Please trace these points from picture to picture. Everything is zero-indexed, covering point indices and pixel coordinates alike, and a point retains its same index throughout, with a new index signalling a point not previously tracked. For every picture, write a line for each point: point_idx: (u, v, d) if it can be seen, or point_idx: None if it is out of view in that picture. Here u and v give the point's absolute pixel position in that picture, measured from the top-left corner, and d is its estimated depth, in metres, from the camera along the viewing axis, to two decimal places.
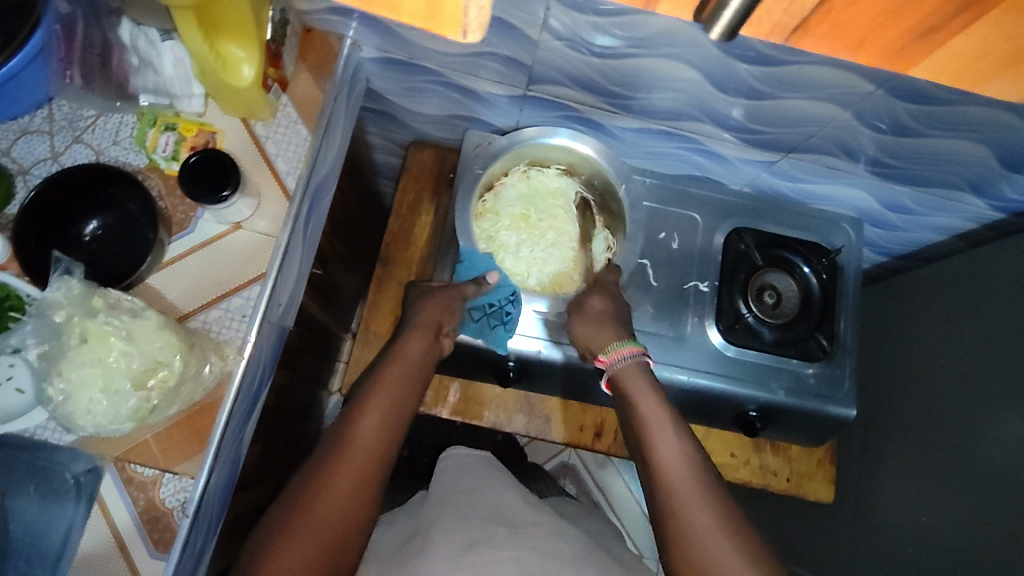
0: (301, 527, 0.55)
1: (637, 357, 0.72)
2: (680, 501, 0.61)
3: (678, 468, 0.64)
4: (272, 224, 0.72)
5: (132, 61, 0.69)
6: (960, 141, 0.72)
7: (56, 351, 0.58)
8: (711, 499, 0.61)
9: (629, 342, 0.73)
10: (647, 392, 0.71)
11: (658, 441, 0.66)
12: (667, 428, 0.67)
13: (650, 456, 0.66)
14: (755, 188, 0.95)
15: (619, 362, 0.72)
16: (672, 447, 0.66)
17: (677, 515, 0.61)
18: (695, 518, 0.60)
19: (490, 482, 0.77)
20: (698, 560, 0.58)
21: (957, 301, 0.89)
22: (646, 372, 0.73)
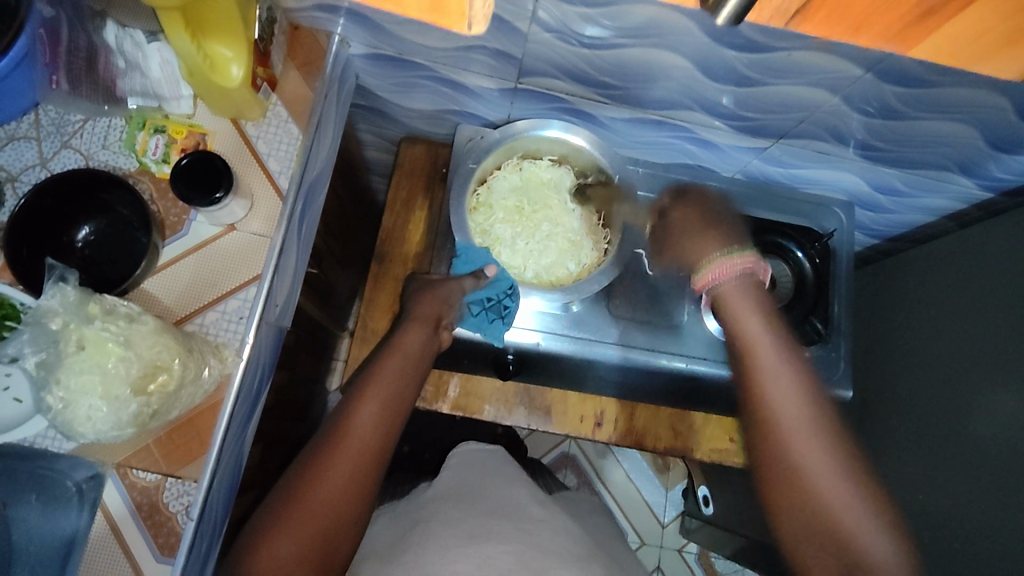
0: (294, 521, 0.55)
1: (748, 275, 0.69)
2: (789, 421, 0.61)
3: (794, 390, 0.63)
4: (266, 225, 0.72)
5: (118, 64, 0.68)
6: (949, 123, 0.73)
7: (54, 359, 0.57)
8: (818, 419, 0.62)
9: (744, 254, 0.71)
10: (751, 309, 0.68)
11: (770, 365, 0.64)
12: (779, 359, 0.65)
13: (760, 390, 0.64)
14: (747, 175, 0.96)
15: (725, 280, 0.69)
16: (786, 364, 0.64)
17: (781, 434, 0.62)
18: (803, 442, 0.61)
19: (493, 480, 0.77)
20: (826, 518, 0.59)
21: (949, 281, 0.90)
22: (755, 287, 0.70)
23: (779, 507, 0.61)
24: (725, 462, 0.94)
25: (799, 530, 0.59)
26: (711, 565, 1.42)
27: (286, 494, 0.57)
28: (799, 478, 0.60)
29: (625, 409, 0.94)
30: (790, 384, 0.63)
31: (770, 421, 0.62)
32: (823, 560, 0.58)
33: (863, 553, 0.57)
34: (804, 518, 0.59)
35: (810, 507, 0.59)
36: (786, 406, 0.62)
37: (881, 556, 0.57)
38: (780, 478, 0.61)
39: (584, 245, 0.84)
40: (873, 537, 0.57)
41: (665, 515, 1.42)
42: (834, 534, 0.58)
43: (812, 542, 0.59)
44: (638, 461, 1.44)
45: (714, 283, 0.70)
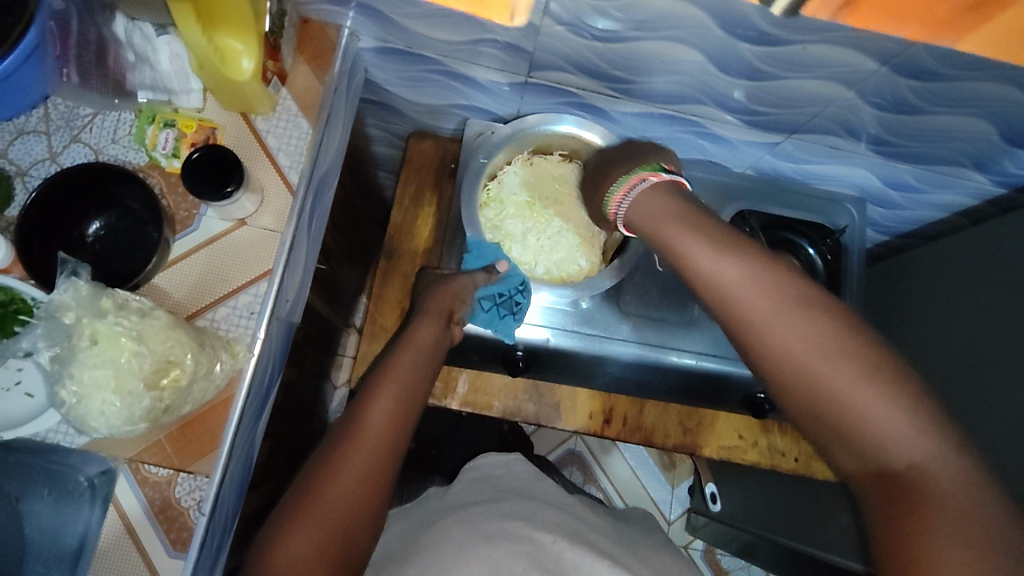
0: (311, 517, 0.55)
1: (649, 183, 0.65)
2: (756, 311, 0.54)
3: (737, 278, 0.55)
4: (276, 220, 0.71)
5: (128, 57, 0.68)
6: (964, 117, 0.72)
7: (67, 354, 0.58)
8: (789, 298, 0.54)
9: (640, 170, 0.66)
10: (671, 207, 0.61)
11: (702, 258, 0.56)
12: (704, 241, 0.57)
13: (697, 279, 0.57)
14: (758, 171, 0.95)
15: (627, 199, 0.66)
16: (725, 258, 0.56)
17: (752, 321, 0.55)
18: (758, 311, 0.54)
19: (507, 490, 0.77)
20: (796, 371, 0.53)
21: (960, 277, 0.89)
22: (665, 186, 0.64)
23: (780, 401, 0.56)
24: (734, 459, 0.94)
25: (811, 422, 0.53)
26: (718, 562, 1.42)
27: (302, 490, 0.57)
28: (790, 369, 0.53)
29: (634, 405, 0.94)
30: (732, 273, 0.55)
31: (741, 313, 0.55)
32: (849, 453, 0.52)
33: (879, 435, 0.50)
34: (809, 411, 0.53)
35: (810, 395, 0.52)
36: (744, 291, 0.55)
37: (900, 429, 0.49)
38: (769, 367, 0.55)
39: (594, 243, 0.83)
40: (888, 415, 0.49)
41: (671, 513, 1.42)
42: (841, 419, 0.51)
43: (824, 431, 0.53)
44: (644, 458, 1.44)
45: (620, 205, 0.67)
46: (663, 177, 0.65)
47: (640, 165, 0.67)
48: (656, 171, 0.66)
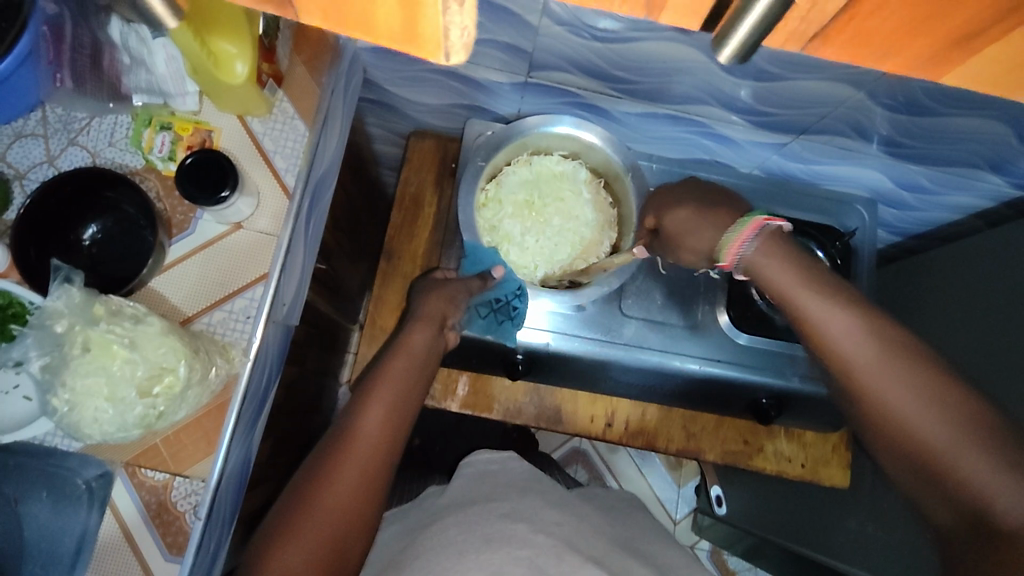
0: (304, 526, 0.55)
1: (768, 230, 0.60)
2: (862, 367, 0.53)
3: (848, 331, 0.54)
4: (274, 223, 0.71)
5: (123, 60, 0.66)
6: (979, 118, 0.69)
7: (59, 362, 0.58)
8: (900, 355, 0.52)
9: (754, 216, 0.61)
10: (785, 260, 0.59)
11: (811, 311, 0.56)
12: (820, 297, 0.56)
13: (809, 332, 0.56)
14: (766, 171, 0.93)
15: (747, 246, 0.60)
16: (839, 317, 0.54)
17: (863, 381, 0.53)
18: (866, 364, 0.53)
19: (506, 485, 0.76)
20: (902, 427, 0.51)
21: (974, 278, 0.87)
22: (783, 240, 0.60)
23: (880, 455, 0.54)
24: (739, 464, 0.92)
25: (919, 485, 0.51)
26: (724, 562, 1.41)
27: (296, 500, 0.56)
28: (895, 425, 0.51)
29: (636, 409, 0.92)
30: (841, 328, 0.54)
31: (851, 369, 0.53)
32: (945, 514, 0.49)
33: (981, 499, 0.46)
34: (908, 468, 0.51)
35: (916, 454, 0.50)
36: (848, 344, 0.53)
37: (1011, 500, 0.45)
38: (878, 426, 0.52)
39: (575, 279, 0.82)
40: (1003, 485, 0.45)
41: (677, 512, 1.41)
42: (941, 479, 0.49)
43: (926, 490, 0.50)
44: (650, 458, 1.43)
45: (738, 254, 0.61)
46: (783, 225, 0.61)
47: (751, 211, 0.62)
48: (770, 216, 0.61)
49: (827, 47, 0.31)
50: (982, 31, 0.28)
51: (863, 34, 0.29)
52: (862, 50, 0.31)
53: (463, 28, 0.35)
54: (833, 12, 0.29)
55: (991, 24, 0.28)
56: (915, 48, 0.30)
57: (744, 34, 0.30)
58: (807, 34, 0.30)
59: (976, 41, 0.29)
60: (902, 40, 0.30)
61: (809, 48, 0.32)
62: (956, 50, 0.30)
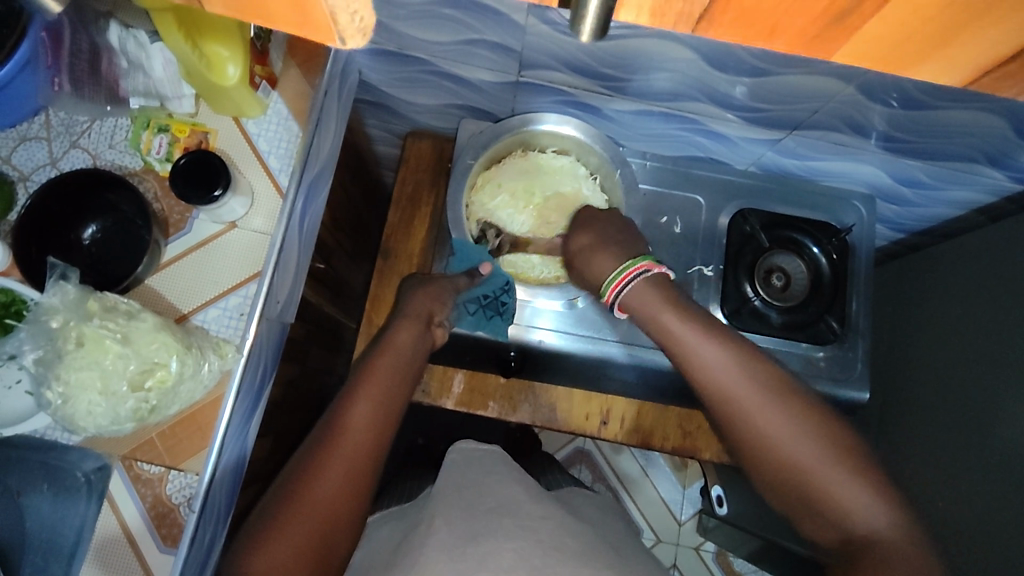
0: (290, 520, 0.55)
1: (652, 276, 0.68)
2: (738, 399, 0.60)
3: (721, 363, 0.62)
4: (268, 222, 0.72)
5: (121, 64, 0.68)
6: (975, 112, 0.68)
7: (53, 356, 0.60)
8: (765, 387, 0.60)
9: (638, 261, 0.69)
10: (669, 308, 0.66)
11: (691, 351, 0.64)
12: (700, 338, 0.64)
13: (688, 367, 0.64)
14: (761, 168, 0.92)
15: (628, 288, 0.68)
16: (714, 353, 0.62)
17: (734, 409, 0.61)
18: (741, 394, 0.60)
19: (494, 475, 0.76)
20: (764, 446, 0.59)
21: (974, 277, 0.86)
22: (665, 285, 0.68)
23: (759, 481, 0.61)
24: (738, 464, 0.90)
25: (788, 500, 0.59)
26: (729, 564, 1.39)
27: (284, 494, 0.57)
28: (764, 447, 0.59)
29: (632, 407, 0.90)
30: (717, 364, 0.62)
31: (727, 398, 0.61)
32: (817, 527, 0.58)
33: (842, 511, 0.56)
34: (780, 486, 0.59)
35: (787, 474, 0.58)
36: (733, 385, 0.61)
37: (862, 507, 0.55)
38: (743, 445, 0.61)
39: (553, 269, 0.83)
40: (857, 497, 0.55)
41: (682, 513, 1.41)
42: (814, 495, 0.57)
43: (794, 504, 0.59)
44: (654, 458, 1.42)
45: (620, 291, 0.69)
46: (663, 269, 0.69)
47: (639, 254, 0.70)
48: (653, 261, 0.69)
49: (717, 28, 0.37)
50: (847, 11, 0.34)
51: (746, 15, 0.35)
52: (748, 30, 0.37)
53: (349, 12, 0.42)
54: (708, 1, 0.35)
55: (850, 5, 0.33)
56: (794, 30, 0.36)
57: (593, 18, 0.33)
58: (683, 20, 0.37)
59: (849, 21, 0.34)
60: (780, 23, 0.35)
61: (703, 28, 0.37)
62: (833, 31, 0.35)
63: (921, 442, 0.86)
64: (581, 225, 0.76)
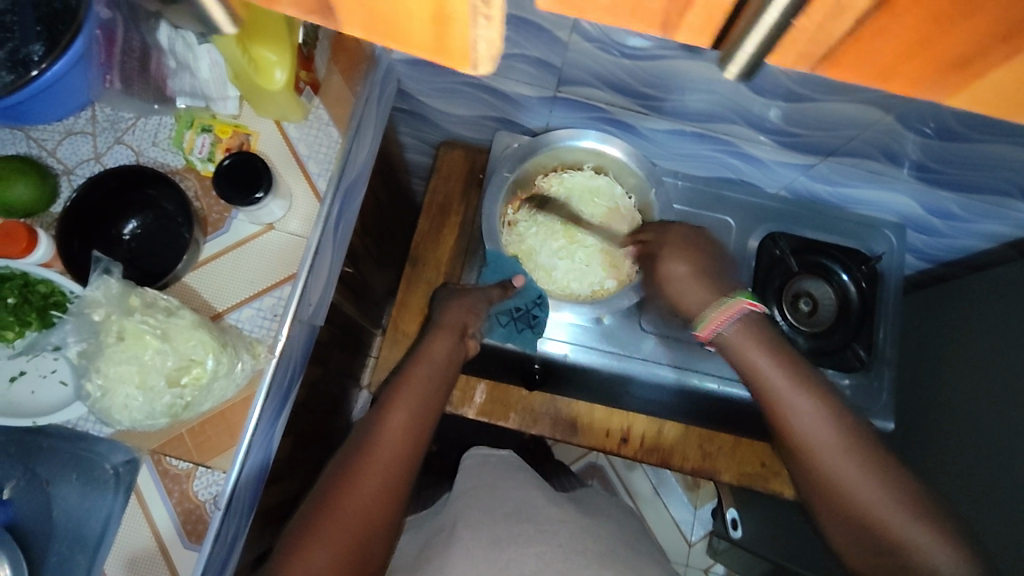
0: (326, 529, 0.55)
1: (748, 319, 0.64)
2: (828, 457, 0.58)
3: (818, 421, 0.59)
4: (305, 225, 0.73)
5: (169, 64, 0.69)
6: (1012, 146, 0.68)
7: (93, 349, 0.61)
8: (859, 443, 0.59)
9: (733, 298, 0.65)
10: (765, 352, 0.63)
11: (789, 403, 0.60)
12: (794, 390, 0.61)
13: (778, 416, 0.61)
14: (792, 193, 0.92)
15: (726, 327, 0.64)
16: (804, 407, 0.60)
17: (824, 466, 0.59)
18: (831, 449, 0.59)
19: (515, 481, 0.76)
20: (849, 503, 0.58)
21: (1003, 309, 0.85)
22: (759, 326, 0.64)
23: (837, 534, 0.60)
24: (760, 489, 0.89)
25: (868, 555, 0.58)
26: None
27: (320, 500, 0.58)
28: (851, 504, 0.58)
29: (653, 424, 0.90)
30: (809, 419, 0.59)
31: (814, 456, 0.59)
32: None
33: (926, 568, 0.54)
34: (861, 543, 0.58)
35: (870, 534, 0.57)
36: (824, 439, 0.59)
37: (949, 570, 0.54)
38: (825, 499, 0.59)
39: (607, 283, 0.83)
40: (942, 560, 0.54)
41: (693, 534, 1.40)
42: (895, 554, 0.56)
43: (873, 558, 0.57)
44: (667, 478, 1.41)
45: (712, 330, 0.65)
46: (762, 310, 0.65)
47: (736, 289, 0.67)
48: (751, 299, 0.65)
49: (836, 68, 0.25)
50: (984, 54, 0.23)
51: (873, 59, 0.24)
52: (871, 72, 0.25)
53: (491, 41, 0.30)
54: (839, 26, 0.23)
55: (1001, 45, 0.22)
56: (919, 72, 0.24)
57: (749, 53, 0.25)
58: (810, 55, 0.25)
59: (984, 64, 0.23)
60: (902, 65, 0.24)
61: (813, 70, 0.26)
62: (966, 73, 0.24)
63: (946, 472, 0.86)
64: (673, 252, 0.71)
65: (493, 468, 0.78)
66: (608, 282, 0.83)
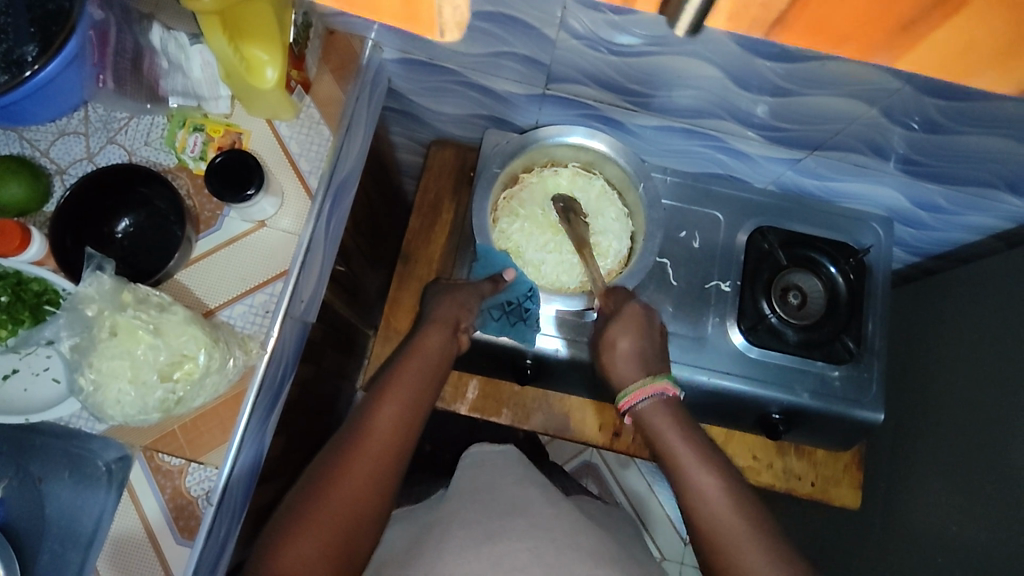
0: (314, 518, 0.56)
1: (666, 398, 0.69)
2: (723, 533, 0.60)
3: (719, 498, 0.62)
4: (297, 222, 0.74)
5: (161, 64, 0.71)
6: (994, 138, 0.69)
7: (87, 344, 0.62)
8: (756, 524, 0.61)
9: (658, 379, 0.70)
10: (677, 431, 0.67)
11: (694, 478, 0.64)
12: (702, 470, 0.64)
13: (688, 494, 0.64)
14: (781, 186, 0.94)
15: (642, 403, 0.69)
16: (714, 485, 0.63)
17: (721, 546, 0.60)
18: (725, 525, 0.61)
19: (510, 476, 0.76)
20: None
21: (988, 299, 0.87)
22: (674, 406, 0.70)
23: None
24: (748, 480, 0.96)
25: None
26: None
27: (310, 489, 0.58)
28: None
29: None
30: (716, 497, 0.62)
31: (714, 533, 0.61)
32: None
33: None
34: None
35: None
36: (726, 518, 0.61)
37: None
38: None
39: (608, 249, 0.84)
40: None
41: (688, 532, 1.40)
42: None
43: None
44: (663, 476, 1.42)
45: (633, 406, 0.70)
46: (676, 393, 0.70)
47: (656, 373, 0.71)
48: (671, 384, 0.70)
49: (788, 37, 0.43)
50: (914, 21, 0.40)
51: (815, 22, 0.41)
52: (818, 39, 0.43)
53: None
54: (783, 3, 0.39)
55: (926, 11, 0.39)
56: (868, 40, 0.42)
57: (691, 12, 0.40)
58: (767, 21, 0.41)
59: (912, 29, 0.40)
60: (848, 37, 0.42)
61: (770, 35, 0.43)
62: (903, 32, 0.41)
63: (944, 463, 0.87)
64: (622, 328, 0.72)
65: (490, 463, 0.78)
66: (594, 275, 0.83)
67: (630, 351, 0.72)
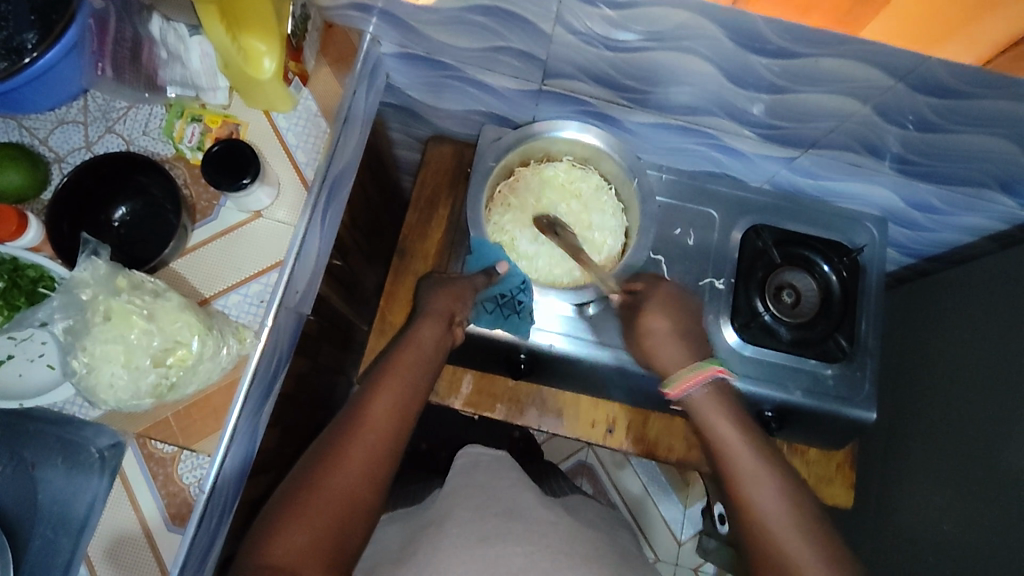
0: (307, 507, 0.56)
1: (718, 382, 0.73)
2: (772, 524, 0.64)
3: (770, 489, 0.66)
4: (292, 214, 0.74)
5: (160, 54, 0.71)
6: (986, 136, 0.70)
7: (81, 327, 0.62)
8: (803, 520, 0.64)
9: (707, 364, 0.74)
10: (730, 419, 0.71)
11: (743, 467, 0.67)
12: (754, 460, 0.68)
13: (736, 482, 0.67)
14: (776, 186, 0.95)
15: (695, 390, 0.73)
16: (764, 476, 0.67)
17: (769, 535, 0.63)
18: (776, 515, 0.64)
19: (504, 481, 0.76)
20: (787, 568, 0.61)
21: (982, 301, 0.87)
22: (729, 395, 0.73)
23: None
24: None
25: None
26: None
27: (304, 479, 0.58)
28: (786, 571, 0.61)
29: (638, 416, 0.92)
30: (765, 487, 0.66)
31: (760, 522, 0.64)
32: None
33: None
34: None
35: None
36: (774, 508, 0.64)
37: None
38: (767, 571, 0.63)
39: (602, 245, 0.85)
40: None
41: (682, 532, 1.40)
42: None
43: None
44: (657, 476, 1.42)
45: (683, 391, 0.73)
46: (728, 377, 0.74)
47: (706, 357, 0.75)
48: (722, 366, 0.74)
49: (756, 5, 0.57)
50: None
51: None
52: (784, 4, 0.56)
53: None
54: None
55: None
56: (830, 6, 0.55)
57: None
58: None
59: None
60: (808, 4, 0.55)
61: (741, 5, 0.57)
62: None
63: (937, 469, 0.87)
64: (655, 309, 0.76)
65: (485, 467, 0.78)
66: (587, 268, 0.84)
67: (665, 332, 0.75)
